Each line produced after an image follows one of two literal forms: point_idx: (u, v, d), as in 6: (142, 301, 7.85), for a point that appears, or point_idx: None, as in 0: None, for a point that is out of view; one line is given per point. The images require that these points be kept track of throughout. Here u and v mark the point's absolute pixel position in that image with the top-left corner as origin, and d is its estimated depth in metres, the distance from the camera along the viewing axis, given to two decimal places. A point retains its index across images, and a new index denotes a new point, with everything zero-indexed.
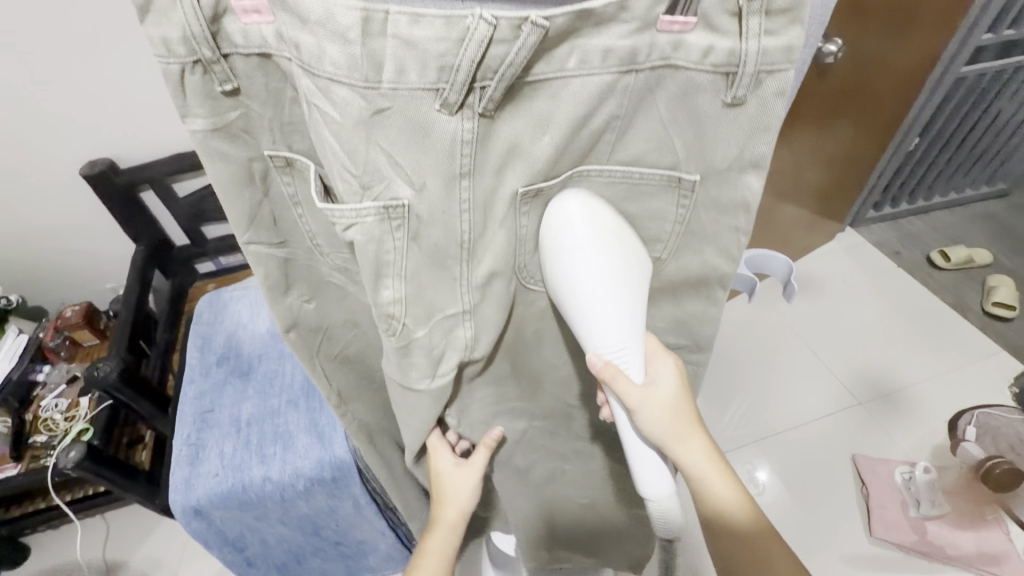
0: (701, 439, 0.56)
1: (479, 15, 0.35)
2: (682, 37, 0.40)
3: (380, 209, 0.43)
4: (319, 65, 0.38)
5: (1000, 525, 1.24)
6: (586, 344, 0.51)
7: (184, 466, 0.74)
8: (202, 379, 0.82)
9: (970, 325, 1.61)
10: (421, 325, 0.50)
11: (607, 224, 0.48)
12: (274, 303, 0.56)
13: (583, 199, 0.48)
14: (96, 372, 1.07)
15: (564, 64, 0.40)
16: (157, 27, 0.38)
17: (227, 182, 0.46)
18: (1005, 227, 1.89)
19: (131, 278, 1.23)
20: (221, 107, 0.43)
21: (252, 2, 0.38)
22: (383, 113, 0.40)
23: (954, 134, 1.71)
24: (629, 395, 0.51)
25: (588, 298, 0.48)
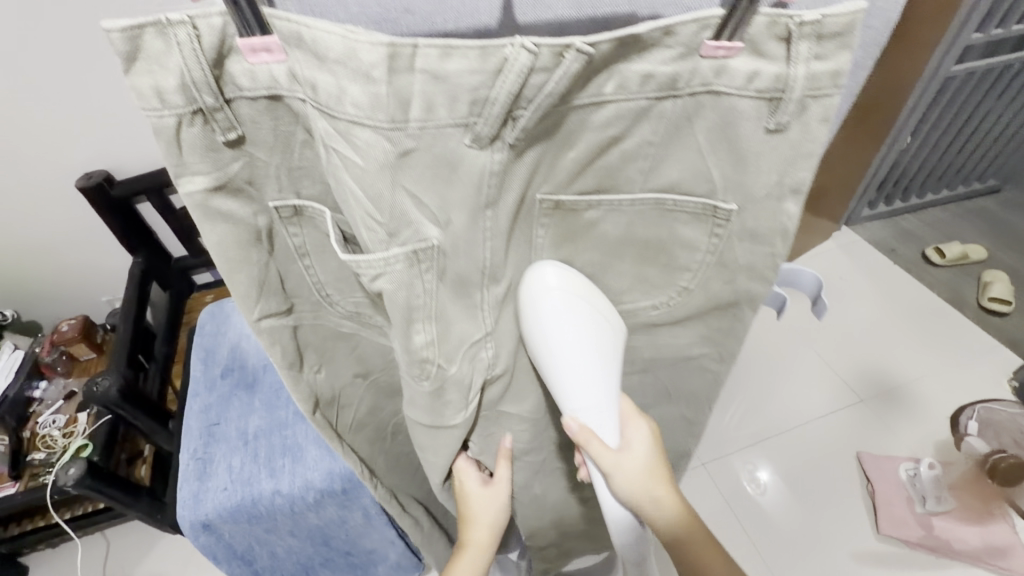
0: (673, 499, 0.55)
1: (520, 44, 0.33)
2: (725, 62, 0.40)
3: (409, 253, 0.41)
4: (339, 107, 0.35)
5: (1006, 518, 1.25)
6: (562, 408, 0.54)
7: (193, 481, 0.73)
8: (207, 392, 0.81)
9: (968, 320, 1.62)
10: (454, 361, 0.49)
11: (580, 291, 0.51)
12: (293, 382, 0.55)
13: (557, 270, 0.51)
14: (96, 387, 1.04)
15: (601, 89, 0.39)
16: (148, 76, 0.33)
17: (233, 245, 0.43)
18: (998, 223, 1.91)
19: (128, 292, 1.21)
20: (223, 159, 0.38)
21: (260, 38, 0.33)
22: (408, 155, 0.37)
23: (946, 132, 1.73)
24: (604, 457, 0.54)
25: (561, 366, 0.52)
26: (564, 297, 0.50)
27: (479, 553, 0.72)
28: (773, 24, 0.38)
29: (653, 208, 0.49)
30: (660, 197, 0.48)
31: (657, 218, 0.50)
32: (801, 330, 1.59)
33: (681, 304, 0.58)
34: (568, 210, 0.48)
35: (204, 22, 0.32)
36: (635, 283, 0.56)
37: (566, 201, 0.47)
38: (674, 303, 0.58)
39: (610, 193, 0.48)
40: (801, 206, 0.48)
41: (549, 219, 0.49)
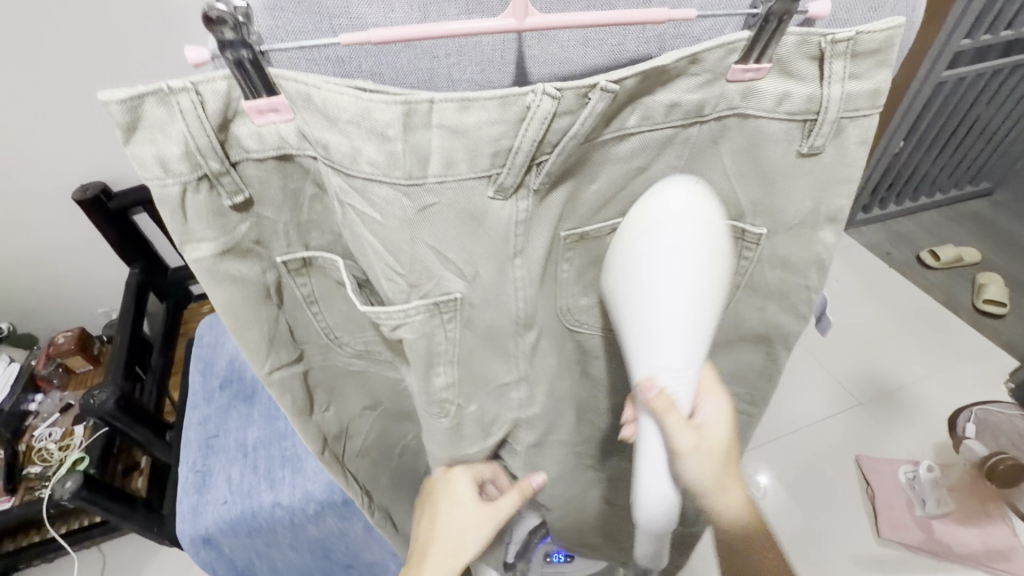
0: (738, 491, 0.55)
1: (542, 91, 0.34)
2: (753, 84, 0.40)
3: (431, 305, 0.42)
4: (354, 165, 0.35)
5: (1006, 521, 1.26)
6: (642, 362, 0.44)
7: (192, 494, 0.72)
8: (205, 404, 0.80)
9: (963, 321, 1.63)
10: (475, 399, 0.52)
11: (712, 228, 0.40)
12: (303, 425, 0.54)
13: (698, 194, 0.40)
14: (91, 401, 1.03)
15: (625, 123, 0.40)
16: (151, 145, 0.33)
17: (243, 303, 0.42)
18: (990, 225, 1.93)
19: (125, 305, 1.21)
20: (230, 223, 0.38)
21: (267, 100, 0.33)
22: (428, 210, 0.38)
23: (937, 137, 1.75)
24: (678, 434, 0.45)
25: (654, 316, 0.41)
26: (693, 230, 0.39)
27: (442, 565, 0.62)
28: (804, 43, 0.38)
29: None
30: None
31: None
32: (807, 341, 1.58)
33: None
34: (592, 239, 0.48)
35: (209, 89, 0.32)
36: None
37: (589, 231, 0.47)
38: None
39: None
40: (837, 234, 0.49)
41: (574, 253, 0.49)
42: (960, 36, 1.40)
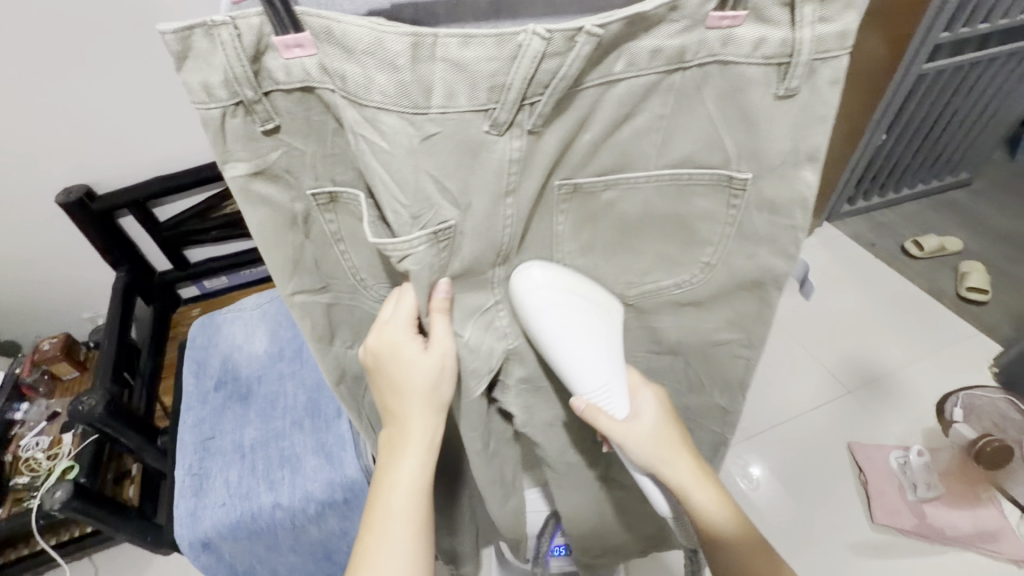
0: (687, 460, 0.56)
1: (532, 30, 0.34)
2: (731, 32, 0.40)
3: (430, 235, 0.41)
4: (366, 95, 0.36)
5: (995, 503, 1.28)
6: (572, 388, 0.53)
7: (189, 498, 0.71)
8: (200, 406, 0.79)
9: (947, 308, 1.66)
10: (468, 325, 0.51)
11: (563, 284, 0.50)
12: (322, 355, 0.55)
13: (543, 268, 0.50)
14: (81, 407, 1.02)
15: (611, 69, 0.39)
16: (198, 73, 0.36)
17: (269, 227, 0.44)
18: (970, 214, 1.97)
19: (111, 309, 1.18)
20: (261, 148, 0.40)
21: (293, 36, 0.35)
22: (432, 139, 0.39)
23: (918, 129, 1.79)
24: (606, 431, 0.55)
25: (563, 349, 0.51)
26: (550, 292, 0.50)
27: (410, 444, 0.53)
28: None
29: (670, 183, 0.48)
30: (672, 173, 0.47)
31: (674, 194, 0.49)
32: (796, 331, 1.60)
33: (705, 284, 0.56)
34: (585, 192, 0.48)
35: (245, 23, 0.34)
36: (655, 263, 0.54)
37: (583, 183, 0.47)
38: (697, 281, 0.55)
39: (625, 172, 0.47)
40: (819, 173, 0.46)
41: (568, 205, 0.49)
42: (938, 30, 1.43)
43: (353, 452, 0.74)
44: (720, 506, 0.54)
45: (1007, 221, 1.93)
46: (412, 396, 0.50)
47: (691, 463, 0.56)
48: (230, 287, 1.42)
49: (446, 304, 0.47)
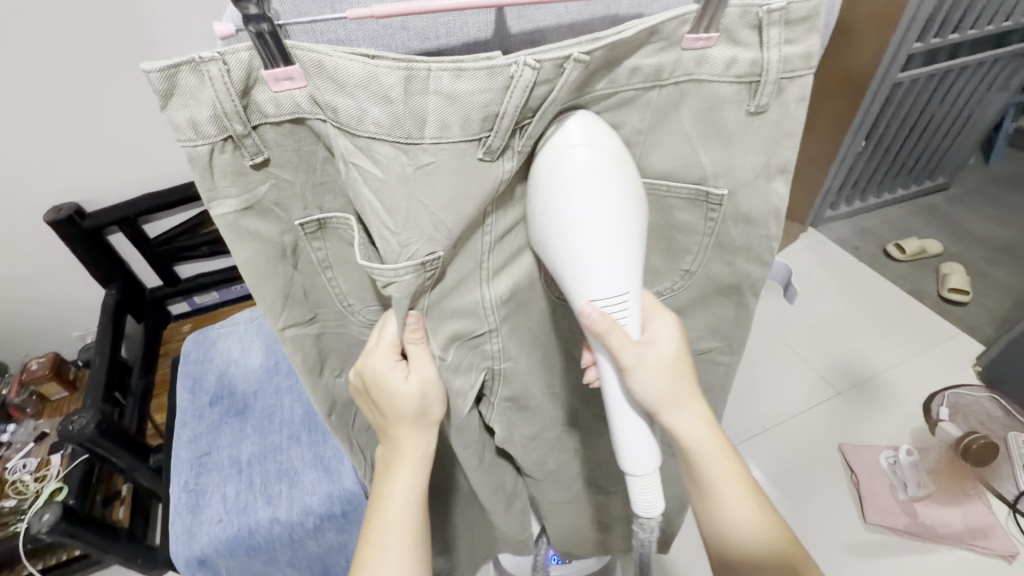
0: (702, 409, 0.52)
1: (523, 61, 0.33)
2: (705, 52, 0.40)
3: (418, 266, 0.38)
4: (360, 126, 0.34)
5: (983, 499, 1.31)
6: (576, 288, 0.42)
7: (185, 514, 0.70)
8: (196, 422, 0.78)
9: (930, 310, 1.70)
10: (450, 347, 0.48)
11: (610, 150, 0.40)
12: (313, 388, 0.52)
13: (592, 125, 0.40)
14: (71, 426, 1.01)
15: (592, 87, 0.40)
16: (184, 109, 0.32)
17: (258, 261, 0.41)
18: (948, 217, 2.03)
19: (101, 326, 1.17)
20: (250, 181, 0.37)
21: (283, 69, 0.32)
22: (427, 169, 0.36)
23: (896, 136, 1.85)
24: (622, 351, 0.44)
25: (579, 233, 0.40)
26: (594, 154, 0.39)
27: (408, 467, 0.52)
28: (745, 13, 0.39)
29: (648, 194, 0.48)
30: (653, 183, 0.47)
31: (654, 205, 0.49)
32: (784, 334, 1.63)
33: (687, 286, 0.56)
34: None
35: (233, 58, 0.31)
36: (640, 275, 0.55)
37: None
38: (679, 286, 0.56)
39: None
40: (788, 184, 0.49)
41: None
42: (911, 42, 1.47)
43: (351, 465, 0.74)
44: (722, 465, 0.53)
45: (985, 223, 1.99)
46: (405, 419, 0.50)
47: (705, 413, 0.52)
48: (221, 302, 1.42)
49: (420, 335, 0.45)
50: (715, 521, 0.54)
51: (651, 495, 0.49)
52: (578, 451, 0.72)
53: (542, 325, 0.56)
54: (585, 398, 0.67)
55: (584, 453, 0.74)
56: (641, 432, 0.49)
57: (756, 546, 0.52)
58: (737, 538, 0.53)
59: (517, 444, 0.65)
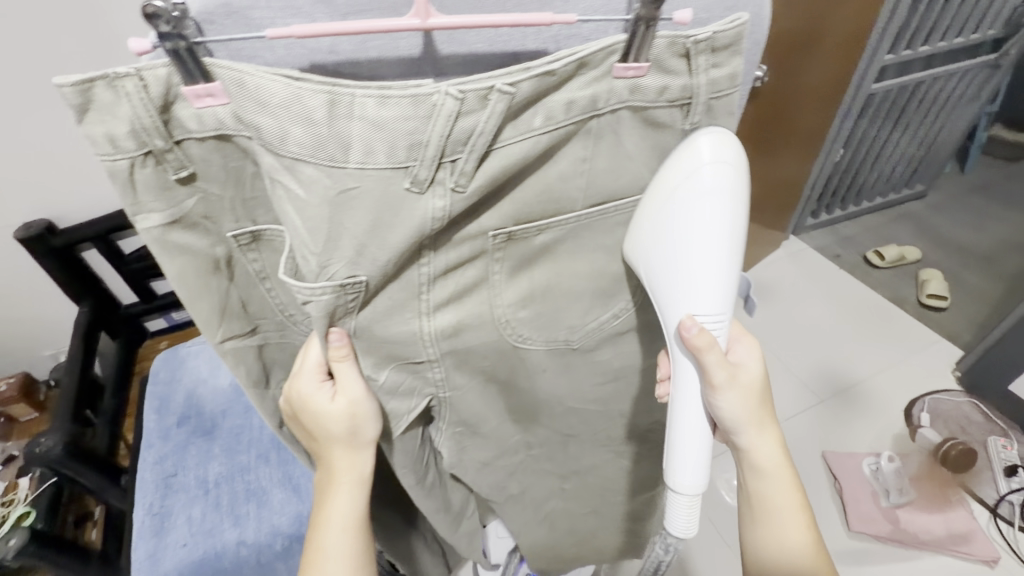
0: (774, 431, 0.57)
1: (445, 91, 0.34)
2: (637, 82, 0.40)
3: (337, 287, 0.39)
4: (283, 146, 0.35)
5: (964, 504, 1.31)
6: (680, 303, 0.48)
7: (149, 538, 0.69)
8: (162, 443, 0.77)
9: (909, 316, 1.72)
10: (383, 369, 0.47)
11: (735, 170, 0.43)
12: (261, 401, 0.54)
13: (726, 149, 0.43)
14: (37, 448, 0.99)
15: (530, 125, 0.38)
16: (101, 125, 0.33)
17: (189, 276, 0.42)
18: (925, 224, 2.06)
19: (73, 343, 1.14)
20: (176, 197, 0.38)
21: (204, 86, 0.33)
22: (350, 194, 0.37)
23: (873, 145, 1.88)
24: (715, 367, 0.49)
25: (692, 255, 0.45)
26: (722, 177, 0.43)
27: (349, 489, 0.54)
28: (673, 44, 0.38)
29: (597, 218, 0.48)
30: (601, 208, 0.47)
31: (599, 228, 0.49)
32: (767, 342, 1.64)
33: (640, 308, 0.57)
34: (518, 239, 0.46)
35: (150, 74, 0.32)
36: (594, 302, 0.55)
37: (516, 231, 0.46)
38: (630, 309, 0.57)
39: (556, 215, 0.46)
40: None
41: (504, 254, 0.47)
42: (883, 53, 1.54)
43: None
44: (786, 485, 0.57)
45: (961, 230, 2.02)
46: (337, 441, 0.51)
47: (775, 434, 0.57)
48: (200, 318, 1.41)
49: (343, 353, 0.45)
50: (762, 532, 0.58)
51: (691, 515, 0.54)
52: (542, 455, 0.75)
53: (498, 363, 0.55)
54: (549, 413, 0.67)
55: (547, 460, 0.76)
56: (698, 457, 0.52)
57: (799, 563, 0.56)
58: (783, 553, 0.57)
59: (470, 470, 0.68)
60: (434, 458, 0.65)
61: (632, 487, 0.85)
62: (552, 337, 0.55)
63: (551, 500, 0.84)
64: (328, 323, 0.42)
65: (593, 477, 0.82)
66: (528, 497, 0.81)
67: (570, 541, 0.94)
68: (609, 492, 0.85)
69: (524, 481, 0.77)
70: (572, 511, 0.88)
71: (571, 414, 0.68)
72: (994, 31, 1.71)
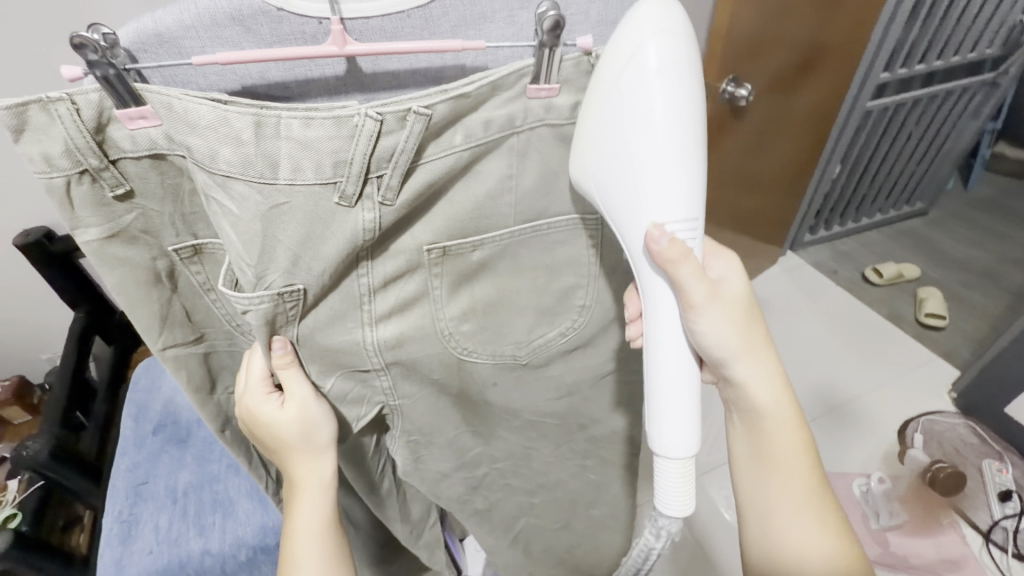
0: (772, 360, 0.54)
1: (365, 113, 0.36)
2: (550, 101, 0.43)
3: (275, 296, 0.41)
4: (213, 164, 0.37)
5: (956, 529, 1.29)
6: (645, 214, 0.41)
7: (115, 546, 0.69)
8: (135, 450, 0.78)
9: (906, 335, 1.70)
10: (328, 377, 0.50)
11: (686, 38, 0.37)
12: (202, 406, 0.54)
13: (670, 19, 0.37)
14: (23, 451, 1.02)
15: (452, 142, 0.41)
16: (36, 145, 0.35)
17: (131, 285, 0.43)
18: (925, 241, 2.04)
19: (66, 349, 1.10)
20: (115, 212, 0.40)
21: (135, 109, 0.35)
22: (281, 209, 0.39)
23: (870, 160, 1.87)
24: (691, 281, 0.44)
25: (655, 144, 0.38)
26: (673, 49, 0.37)
27: (314, 494, 0.54)
28: (579, 63, 0.42)
29: (531, 236, 0.51)
30: (533, 225, 0.50)
31: (535, 243, 0.51)
32: None
33: (586, 326, 0.59)
34: (454, 253, 0.48)
35: (82, 98, 0.34)
36: (539, 319, 0.57)
37: (450, 246, 0.48)
38: (579, 326, 0.59)
39: (489, 232, 0.48)
40: None
41: (442, 268, 0.49)
42: (878, 71, 1.55)
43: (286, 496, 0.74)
44: (786, 420, 0.55)
45: (962, 248, 1.99)
46: (297, 449, 0.52)
47: (772, 364, 0.54)
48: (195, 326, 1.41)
49: (288, 358, 0.46)
50: (763, 470, 0.56)
51: (685, 484, 0.48)
52: (507, 468, 0.75)
53: (447, 377, 0.57)
54: (509, 425, 0.68)
55: (513, 472, 0.76)
56: (684, 408, 0.46)
57: (801, 505, 0.54)
58: (785, 488, 0.55)
59: (429, 479, 0.67)
60: (387, 465, 0.68)
61: (603, 501, 0.86)
62: (498, 352, 0.57)
63: (523, 512, 0.84)
64: (271, 333, 0.43)
65: (562, 491, 0.82)
66: (498, 510, 0.80)
67: (544, 558, 0.94)
68: (580, 504, 0.85)
69: (492, 493, 0.77)
70: (545, 524, 0.87)
71: (531, 426, 0.69)
72: (992, 49, 1.70)
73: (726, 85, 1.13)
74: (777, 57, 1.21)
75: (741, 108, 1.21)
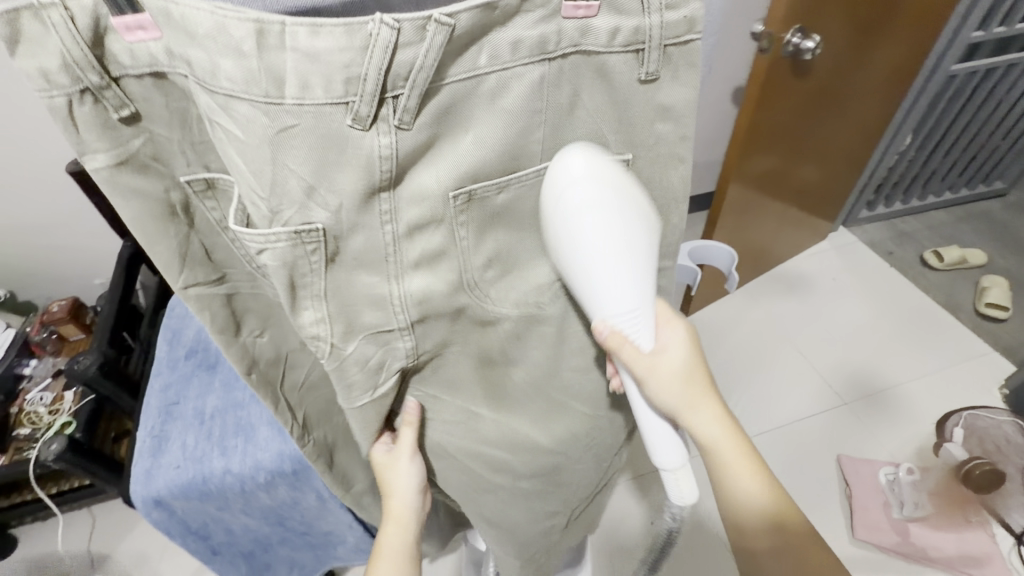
0: (713, 406, 0.55)
1: (380, 19, 0.34)
2: (589, 22, 0.41)
3: (292, 234, 0.40)
4: (215, 82, 0.35)
5: (985, 527, 1.23)
6: (592, 312, 0.48)
7: (147, 458, 0.74)
8: (168, 371, 0.83)
9: (963, 325, 1.59)
10: (349, 342, 0.49)
11: (605, 179, 0.43)
12: (229, 347, 0.54)
13: (584, 159, 0.43)
14: (77, 365, 1.06)
15: (476, 62, 0.39)
16: (32, 59, 0.33)
17: (148, 220, 0.43)
18: (999, 225, 1.87)
19: (115, 275, 1.16)
20: (122, 136, 0.39)
21: (133, 17, 0.34)
22: (289, 132, 0.37)
23: (948, 131, 1.70)
24: (637, 364, 0.50)
25: (590, 266, 0.44)
26: (591, 191, 0.42)
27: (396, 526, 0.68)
28: None
29: None
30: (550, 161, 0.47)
31: None
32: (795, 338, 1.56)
33: None
34: (481, 199, 0.46)
35: (76, 4, 0.32)
36: None
37: (477, 190, 0.45)
38: None
39: (515, 171, 0.46)
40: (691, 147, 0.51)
41: (468, 216, 0.46)
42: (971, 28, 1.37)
43: None
44: (742, 460, 0.55)
45: None
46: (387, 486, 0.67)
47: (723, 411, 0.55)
48: None
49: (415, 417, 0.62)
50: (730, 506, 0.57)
51: (684, 486, 0.55)
52: None
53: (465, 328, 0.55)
54: None
55: None
56: (662, 433, 0.55)
57: (769, 536, 0.55)
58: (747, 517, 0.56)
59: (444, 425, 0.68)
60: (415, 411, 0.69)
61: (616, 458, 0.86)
62: (526, 301, 0.55)
63: None
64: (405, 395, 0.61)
65: None
66: None
67: None
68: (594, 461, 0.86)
69: None
70: None
71: None
72: None
73: (790, 35, 1.02)
74: (855, 9, 1.10)
75: (803, 63, 1.11)
